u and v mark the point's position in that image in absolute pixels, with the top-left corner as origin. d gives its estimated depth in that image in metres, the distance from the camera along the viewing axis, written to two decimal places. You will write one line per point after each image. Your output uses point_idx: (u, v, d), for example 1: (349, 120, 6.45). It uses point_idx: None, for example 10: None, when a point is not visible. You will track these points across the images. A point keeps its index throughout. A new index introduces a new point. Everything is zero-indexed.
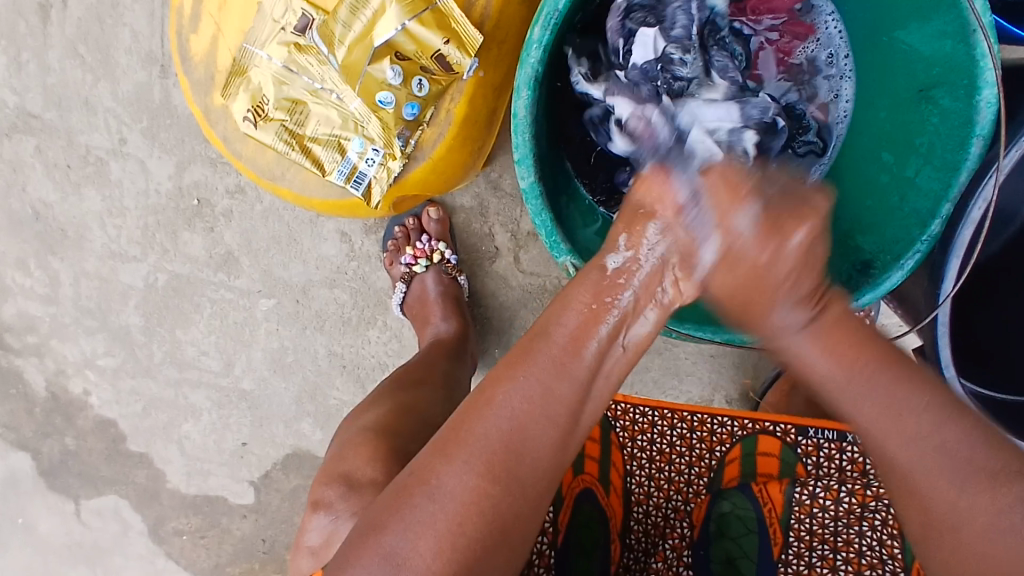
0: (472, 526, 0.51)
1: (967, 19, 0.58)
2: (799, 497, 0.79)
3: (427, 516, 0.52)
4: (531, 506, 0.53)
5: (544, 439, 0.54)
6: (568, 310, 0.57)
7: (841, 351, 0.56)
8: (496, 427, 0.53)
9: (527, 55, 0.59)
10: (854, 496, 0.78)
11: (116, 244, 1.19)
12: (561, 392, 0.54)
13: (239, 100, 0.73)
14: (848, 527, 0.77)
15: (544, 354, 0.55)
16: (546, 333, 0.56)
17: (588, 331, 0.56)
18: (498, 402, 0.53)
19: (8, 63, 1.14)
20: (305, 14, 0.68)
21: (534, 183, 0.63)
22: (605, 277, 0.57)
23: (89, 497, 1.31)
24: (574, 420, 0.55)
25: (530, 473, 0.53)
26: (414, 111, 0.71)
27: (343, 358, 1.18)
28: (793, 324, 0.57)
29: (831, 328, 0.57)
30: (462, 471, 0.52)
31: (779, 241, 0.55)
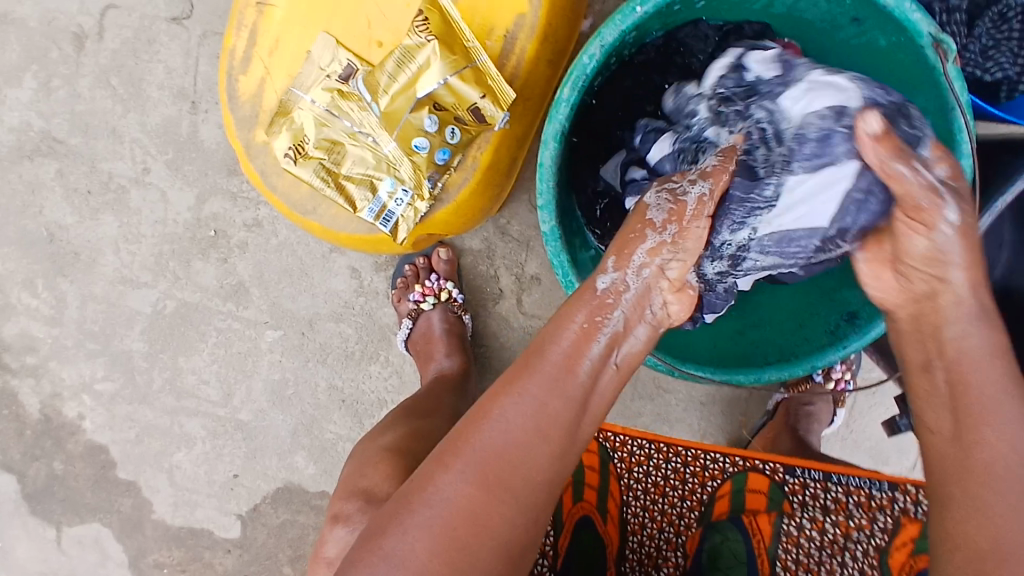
0: (465, 531, 0.53)
1: (950, 98, 0.65)
2: (787, 529, 0.87)
3: (422, 521, 0.54)
4: (525, 517, 0.55)
5: (537, 451, 0.56)
6: (563, 331, 0.60)
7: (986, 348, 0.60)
8: (492, 439, 0.55)
9: (556, 111, 0.65)
10: (838, 527, 0.87)
11: (127, 270, 1.22)
12: (554, 407, 0.57)
13: (281, 137, 0.78)
14: (832, 558, 0.85)
15: (539, 370, 0.58)
16: (541, 351, 0.59)
17: (580, 350, 0.59)
18: (494, 415, 0.57)
19: (39, 89, 1.19)
20: (350, 63, 0.75)
21: (555, 227, 0.69)
22: (596, 298, 0.61)
23: (71, 524, 1.30)
24: (569, 435, 0.58)
25: (522, 484, 0.55)
26: (445, 156, 0.77)
27: (343, 392, 1.20)
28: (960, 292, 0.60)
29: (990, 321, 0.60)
30: (458, 479, 0.55)
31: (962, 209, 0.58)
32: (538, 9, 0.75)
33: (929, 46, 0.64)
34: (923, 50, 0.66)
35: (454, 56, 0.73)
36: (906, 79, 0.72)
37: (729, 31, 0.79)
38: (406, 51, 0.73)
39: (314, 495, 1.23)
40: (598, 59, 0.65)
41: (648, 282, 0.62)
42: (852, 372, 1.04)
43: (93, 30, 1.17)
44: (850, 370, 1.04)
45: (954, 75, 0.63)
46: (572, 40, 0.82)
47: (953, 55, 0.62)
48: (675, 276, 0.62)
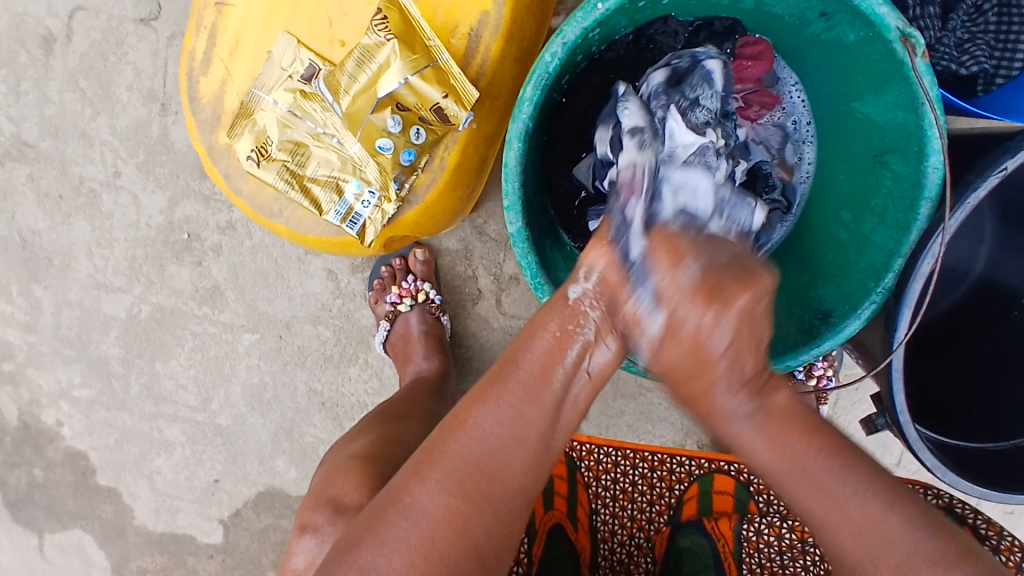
0: (445, 543, 0.52)
1: (917, 94, 0.64)
2: (746, 534, 0.85)
3: (400, 534, 0.52)
4: (503, 527, 0.54)
5: (513, 461, 0.55)
6: (536, 338, 0.58)
7: (782, 434, 0.57)
8: (469, 449, 0.54)
9: (520, 110, 0.63)
10: (794, 532, 0.84)
11: (101, 275, 1.20)
12: (529, 415, 0.56)
13: (243, 140, 0.78)
14: (792, 561, 0.82)
15: (513, 379, 0.56)
16: (515, 359, 0.58)
17: (555, 358, 0.58)
18: (472, 423, 0.55)
19: (10, 94, 1.17)
20: (312, 63, 0.74)
21: (522, 228, 0.67)
22: (569, 307, 0.59)
23: (52, 531, 1.29)
24: (542, 442, 0.57)
25: (501, 493, 0.54)
26: (410, 157, 0.75)
27: (322, 395, 1.18)
28: (737, 413, 0.57)
29: (779, 413, 0.58)
30: (436, 489, 0.53)
31: (719, 310, 0.51)
32: (502, 7, 0.73)
33: (897, 41, 0.62)
34: (891, 44, 0.64)
35: (414, 55, 0.72)
36: (876, 75, 0.70)
37: (699, 27, 0.80)
38: (366, 50, 0.73)
39: (296, 499, 1.22)
40: (561, 57, 0.63)
41: None
42: (834, 368, 1.03)
43: (60, 32, 1.14)
44: (833, 367, 1.02)
45: (922, 70, 0.62)
46: (542, 38, 0.81)
47: (921, 50, 0.61)
48: None
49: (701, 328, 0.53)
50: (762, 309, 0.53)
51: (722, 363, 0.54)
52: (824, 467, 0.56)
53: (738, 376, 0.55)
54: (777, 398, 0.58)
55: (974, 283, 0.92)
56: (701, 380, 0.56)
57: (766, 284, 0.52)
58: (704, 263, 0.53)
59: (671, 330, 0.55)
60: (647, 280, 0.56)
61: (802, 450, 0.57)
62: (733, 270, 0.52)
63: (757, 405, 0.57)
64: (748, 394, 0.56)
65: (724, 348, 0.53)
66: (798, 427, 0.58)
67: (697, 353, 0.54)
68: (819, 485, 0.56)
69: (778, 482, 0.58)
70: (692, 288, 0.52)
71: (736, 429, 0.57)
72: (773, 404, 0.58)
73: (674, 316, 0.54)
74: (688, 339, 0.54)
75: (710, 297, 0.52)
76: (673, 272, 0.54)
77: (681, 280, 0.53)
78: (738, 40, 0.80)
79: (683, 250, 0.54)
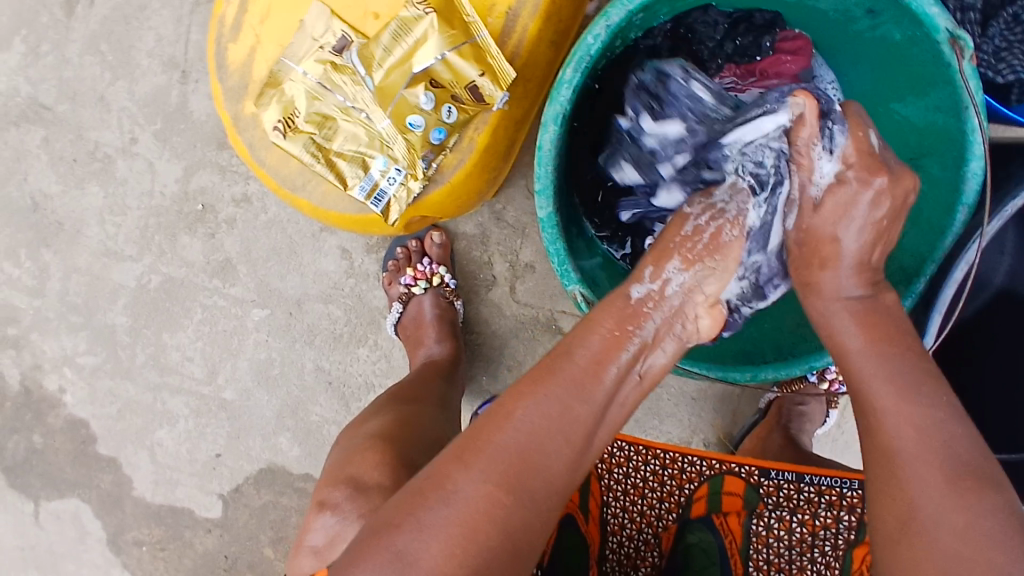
0: (483, 534, 0.50)
1: (962, 96, 0.63)
2: (756, 529, 0.86)
3: (438, 519, 0.51)
4: (539, 521, 0.53)
5: (558, 454, 0.54)
6: (592, 333, 0.59)
7: (877, 327, 0.60)
8: (513, 440, 0.53)
9: (558, 92, 0.62)
10: (805, 527, 0.86)
11: (112, 242, 1.19)
12: (578, 410, 0.55)
13: (270, 110, 0.76)
14: (801, 556, 0.85)
15: (567, 373, 0.56)
16: (569, 351, 0.58)
17: (609, 355, 0.58)
18: (518, 415, 0.54)
19: (28, 55, 1.16)
20: (345, 35, 0.73)
21: (552, 213, 0.66)
22: (629, 306, 0.60)
23: (49, 498, 1.28)
24: (588, 439, 0.56)
25: (542, 486, 0.53)
26: (440, 136, 0.74)
27: (330, 374, 1.17)
28: (846, 290, 0.62)
29: (875, 317, 0.61)
30: (477, 478, 0.52)
31: (871, 179, 0.61)
32: None
33: (944, 42, 0.61)
34: (938, 45, 0.62)
35: (452, 31, 0.71)
36: (919, 76, 0.69)
37: (738, 20, 0.79)
38: (402, 24, 0.71)
39: (298, 478, 1.22)
40: (603, 40, 0.62)
41: (687, 293, 0.63)
42: None
43: None
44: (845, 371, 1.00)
45: (969, 74, 0.60)
46: (577, 20, 0.79)
47: (970, 52, 0.60)
48: (710, 291, 0.64)
49: (857, 202, 0.62)
50: (909, 205, 0.63)
51: (856, 242, 0.62)
52: (904, 370, 0.57)
53: (862, 257, 0.62)
54: (885, 296, 0.62)
55: (993, 295, 0.90)
56: (827, 250, 0.63)
57: (920, 180, 0.64)
58: (859, 160, 0.63)
59: (839, 185, 0.63)
60: (832, 141, 0.64)
61: (893, 354, 0.58)
62: (883, 166, 0.62)
63: (869, 291, 0.62)
64: (865, 277, 0.62)
65: (868, 225, 0.62)
66: (896, 335, 0.59)
67: (836, 221, 0.62)
68: (903, 370, 0.57)
69: (863, 372, 0.58)
70: (856, 155, 0.62)
71: (833, 306, 0.63)
72: (883, 301, 0.62)
73: (844, 182, 0.62)
74: (843, 200, 0.62)
75: (877, 168, 0.62)
76: (847, 134, 0.63)
77: (853, 144, 0.63)
78: (777, 34, 0.78)
79: (868, 121, 0.64)
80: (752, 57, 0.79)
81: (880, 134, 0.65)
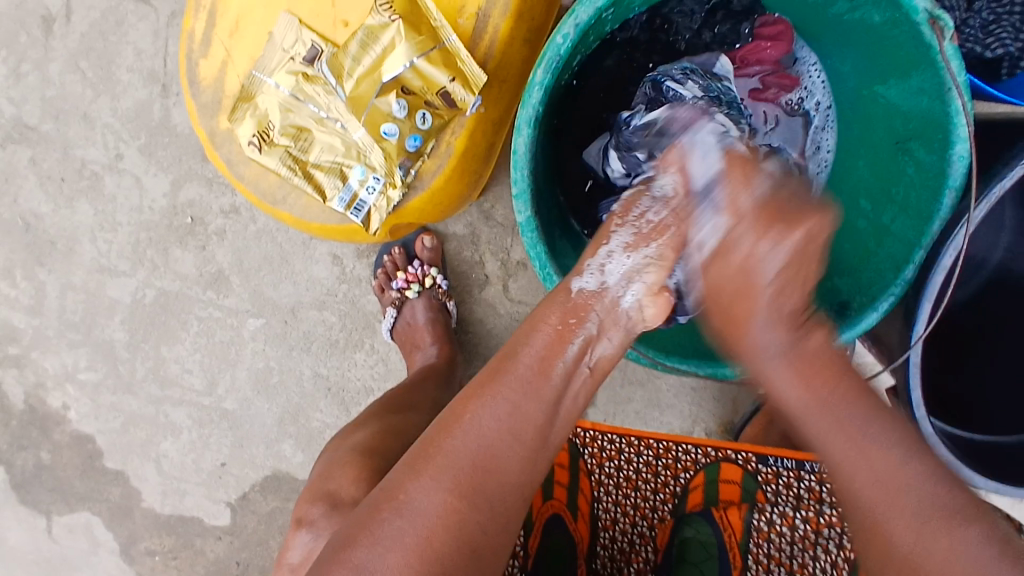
0: (439, 541, 0.50)
1: (943, 79, 0.61)
2: (757, 524, 0.86)
3: (395, 532, 0.51)
4: (500, 524, 0.53)
5: (510, 456, 0.54)
6: (537, 332, 0.59)
7: (810, 374, 0.58)
8: (465, 445, 0.53)
9: (530, 95, 0.60)
10: (808, 524, 0.86)
11: (105, 259, 1.19)
12: (527, 409, 0.55)
13: (245, 124, 0.76)
14: (804, 552, 0.84)
15: (514, 372, 0.57)
16: (513, 353, 0.58)
17: (554, 352, 0.58)
18: (467, 419, 0.54)
19: (8, 75, 1.16)
20: (315, 45, 0.72)
21: (531, 218, 0.64)
22: (571, 299, 0.60)
23: (60, 513, 1.29)
24: (541, 439, 0.56)
25: (498, 490, 0.53)
26: (416, 142, 0.74)
27: (329, 380, 1.17)
28: (770, 346, 0.59)
29: (812, 354, 0.59)
30: (430, 487, 0.52)
31: (761, 234, 0.58)
32: None
33: (924, 24, 0.59)
34: (918, 27, 0.61)
35: (420, 36, 0.70)
36: (901, 57, 0.67)
37: (716, 7, 0.79)
38: (369, 31, 0.71)
39: (302, 483, 1.22)
40: (572, 39, 0.60)
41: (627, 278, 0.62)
42: None
43: (59, 11, 1.12)
44: None
45: (950, 54, 0.59)
46: (553, 18, 0.78)
47: (949, 33, 0.58)
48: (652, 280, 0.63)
49: (756, 252, 0.58)
50: (818, 246, 0.58)
51: (766, 295, 0.59)
52: (848, 413, 0.56)
53: (779, 309, 0.59)
54: (811, 337, 0.59)
55: (991, 273, 0.88)
56: (743, 308, 0.60)
57: (823, 219, 0.58)
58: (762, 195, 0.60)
59: (725, 249, 0.60)
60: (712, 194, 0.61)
61: (832, 392, 0.57)
62: (782, 213, 0.58)
63: (793, 339, 0.59)
64: (786, 329, 0.59)
65: (775, 276, 0.58)
66: (829, 369, 0.58)
67: (744, 276, 0.59)
68: (847, 415, 0.56)
69: (811, 424, 0.57)
70: (756, 208, 0.59)
71: (769, 364, 0.59)
72: (811, 342, 0.59)
73: (733, 242, 0.60)
74: (740, 263, 0.59)
75: (772, 221, 0.58)
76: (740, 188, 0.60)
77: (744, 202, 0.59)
78: (757, 20, 0.79)
79: (751, 170, 0.61)
80: (732, 44, 0.80)
81: (767, 178, 0.61)
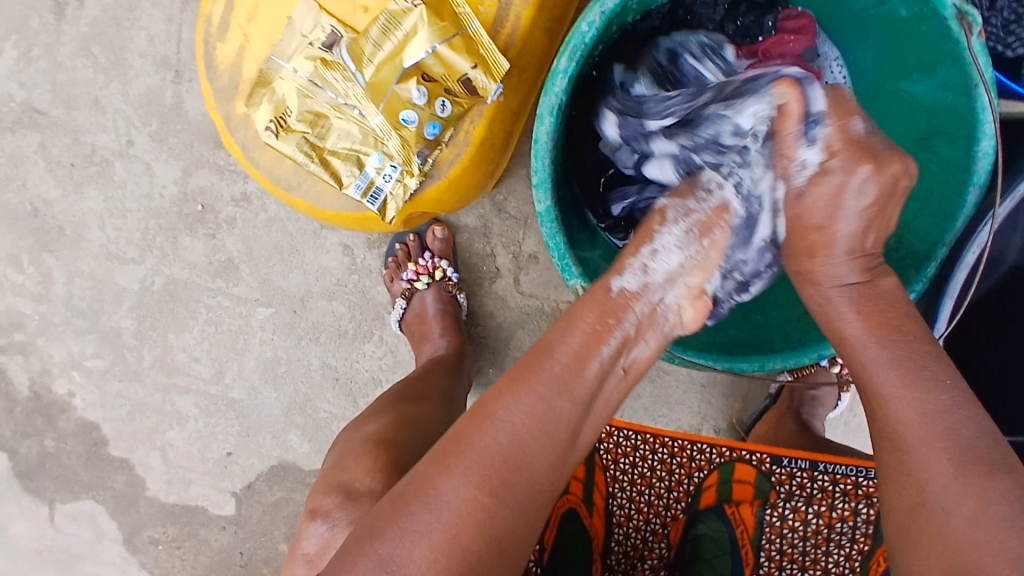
0: (468, 537, 0.50)
1: (971, 73, 0.60)
2: (770, 520, 0.86)
3: (422, 526, 0.50)
4: (527, 521, 0.52)
5: (541, 454, 0.53)
6: (572, 330, 0.57)
7: (887, 314, 0.58)
8: (497, 441, 0.52)
9: (553, 83, 0.60)
10: (822, 519, 0.86)
11: (113, 246, 1.18)
12: (561, 409, 0.54)
13: (262, 110, 0.75)
14: (816, 548, 0.85)
15: (549, 368, 0.55)
16: (549, 350, 0.56)
17: (590, 350, 0.56)
18: (499, 415, 0.53)
19: (18, 59, 1.15)
20: (334, 30, 0.71)
21: (551, 207, 0.64)
22: (610, 299, 0.59)
23: (64, 501, 1.29)
24: (572, 437, 0.55)
25: (528, 488, 0.52)
26: (435, 130, 0.73)
27: (337, 370, 1.17)
28: (844, 277, 0.60)
29: (877, 297, 0.59)
30: (459, 482, 0.51)
31: (855, 168, 0.58)
32: None
33: (953, 18, 0.59)
34: (946, 21, 0.60)
35: (442, 23, 0.70)
36: (927, 51, 0.66)
37: (738, 0, 0.78)
38: (391, 17, 0.70)
39: (309, 474, 1.22)
40: (598, 27, 0.60)
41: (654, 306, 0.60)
42: None
43: None
44: None
45: (977, 50, 0.58)
46: (574, 7, 0.78)
47: (978, 28, 0.57)
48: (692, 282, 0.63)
49: (848, 183, 0.58)
50: (904, 187, 0.58)
51: (846, 241, 0.60)
52: (911, 363, 0.55)
53: (863, 247, 0.61)
54: (884, 279, 0.61)
55: (1007, 272, 0.86)
56: (816, 250, 0.61)
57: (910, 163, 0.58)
58: (867, 122, 0.59)
59: (824, 169, 0.59)
60: (816, 127, 0.59)
61: (901, 335, 0.57)
62: (869, 152, 0.58)
63: (867, 277, 0.60)
64: (863, 264, 0.60)
65: (861, 214, 0.59)
66: (899, 309, 0.58)
67: (836, 202, 0.59)
68: (904, 356, 0.55)
69: (865, 355, 0.57)
70: (860, 136, 0.58)
71: (834, 294, 0.61)
72: (882, 283, 0.60)
73: (830, 171, 0.59)
74: (836, 188, 0.59)
75: (865, 154, 0.58)
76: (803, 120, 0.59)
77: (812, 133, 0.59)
78: (779, 13, 0.78)
79: (850, 107, 0.59)
80: (754, 37, 0.78)
81: (864, 116, 0.59)
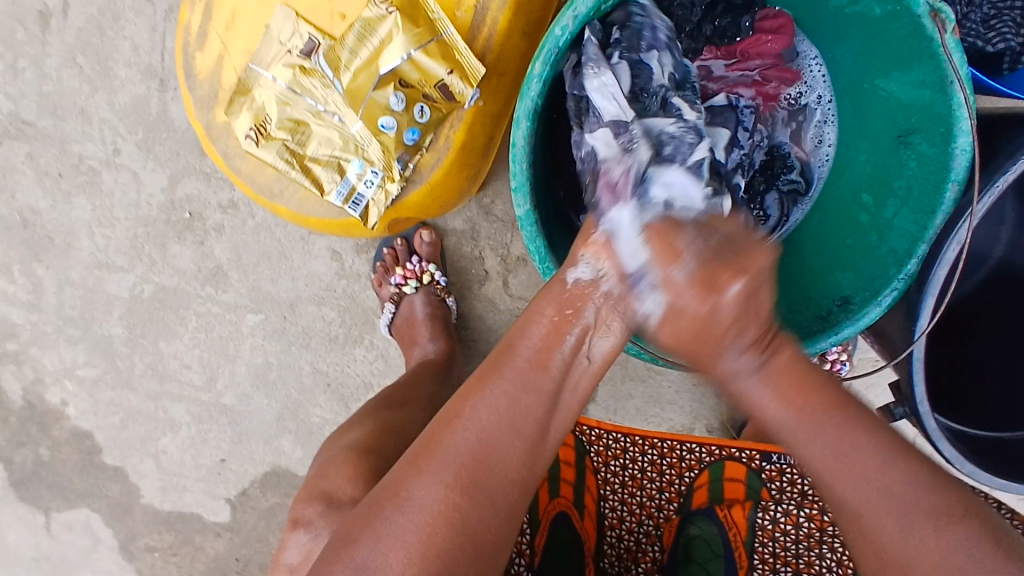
0: (442, 537, 0.50)
1: (946, 71, 0.60)
2: (762, 522, 0.86)
3: (397, 529, 0.51)
4: (501, 519, 0.53)
5: (511, 451, 0.54)
6: (533, 324, 0.58)
7: (790, 389, 0.56)
8: (465, 440, 0.53)
9: (528, 87, 0.59)
10: (813, 522, 0.85)
11: (103, 254, 1.18)
12: (526, 403, 0.55)
13: (242, 118, 0.75)
14: (809, 550, 0.84)
15: (512, 364, 0.56)
16: (511, 346, 0.58)
17: (553, 344, 0.57)
18: (467, 415, 0.54)
19: (5, 69, 1.15)
20: (312, 37, 0.71)
21: (530, 211, 0.64)
22: (567, 290, 0.58)
23: (60, 509, 1.29)
24: (542, 431, 0.56)
25: (499, 485, 0.53)
26: (414, 136, 0.73)
27: (328, 375, 1.17)
28: (744, 368, 0.57)
29: (782, 371, 0.57)
30: (431, 483, 0.52)
31: (728, 285, 0.53)
32: None
33: (926, 16, 0.58)
34: (920, 19, 0.60)
35: (417, 29, 0.70)
36: (903, 49, 0.66)
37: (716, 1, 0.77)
38: (366, 24, 0.70)
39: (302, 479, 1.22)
40: (571, 31, 0.59)
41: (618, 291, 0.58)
42: (849, 352, 0.98)
43: (55, 6, 1.11)
44: (847, 351, 0.98)
45: (952, 47, 0.57)
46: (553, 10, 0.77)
47: (951, 25, 0.57)
48: None
49: (693, 313, 0.54)
50: (764, 279, 0.54)
51: (727, 330, 0.54)
52: (834, 421, 0.55)
53: (746, 338, 0.55)
54: (781, 352, 0.57)
55: (994, 267, 0.87)
56: (709, 344, 0.56)
57: (764, 256, 0.55)
58: (698, 255, 0.54)
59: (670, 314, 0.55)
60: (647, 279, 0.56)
61: (810, 404, 0.56)
62: (735, 259, 0.54)
63: (764, 359, 0.57)
64: (757, 350, 0.56)
65: (734, 301, 0.53)
66: (807, 384, 0.57)
67: (701, 323, 0.55)
68: (830, 436, 0.54)
69: (789, 437, 0.56)
70: (689, 281, 0.54)
71: (747, 384, 0.57)
72: (782, 359, 0.57)
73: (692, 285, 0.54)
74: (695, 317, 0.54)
75: (703, 288, 0.53)
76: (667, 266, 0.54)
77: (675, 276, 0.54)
78: (756, 13, 0.77)
79: (676, 242, 0.55)
80: (732, 38, 0.78)
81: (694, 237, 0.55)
